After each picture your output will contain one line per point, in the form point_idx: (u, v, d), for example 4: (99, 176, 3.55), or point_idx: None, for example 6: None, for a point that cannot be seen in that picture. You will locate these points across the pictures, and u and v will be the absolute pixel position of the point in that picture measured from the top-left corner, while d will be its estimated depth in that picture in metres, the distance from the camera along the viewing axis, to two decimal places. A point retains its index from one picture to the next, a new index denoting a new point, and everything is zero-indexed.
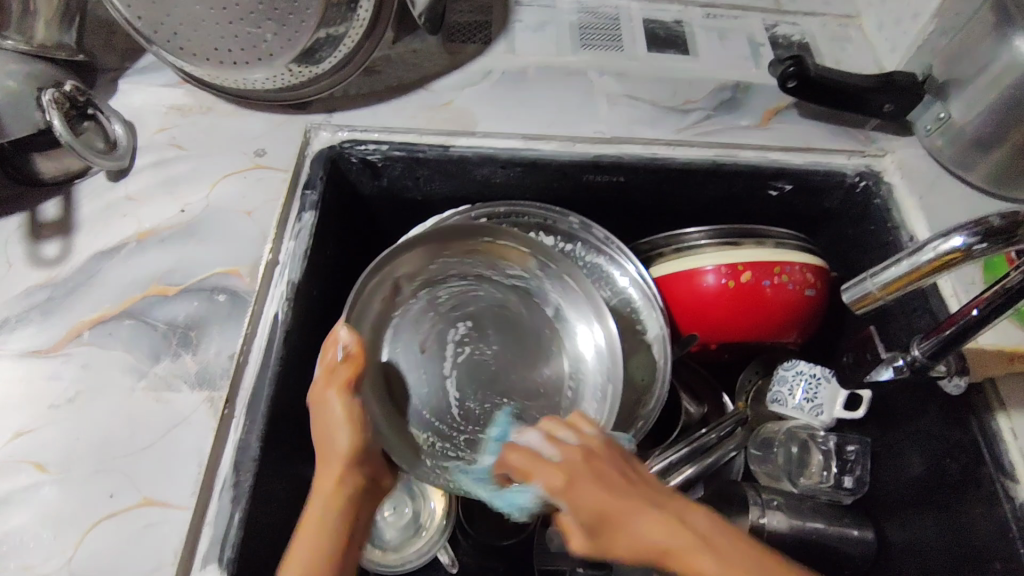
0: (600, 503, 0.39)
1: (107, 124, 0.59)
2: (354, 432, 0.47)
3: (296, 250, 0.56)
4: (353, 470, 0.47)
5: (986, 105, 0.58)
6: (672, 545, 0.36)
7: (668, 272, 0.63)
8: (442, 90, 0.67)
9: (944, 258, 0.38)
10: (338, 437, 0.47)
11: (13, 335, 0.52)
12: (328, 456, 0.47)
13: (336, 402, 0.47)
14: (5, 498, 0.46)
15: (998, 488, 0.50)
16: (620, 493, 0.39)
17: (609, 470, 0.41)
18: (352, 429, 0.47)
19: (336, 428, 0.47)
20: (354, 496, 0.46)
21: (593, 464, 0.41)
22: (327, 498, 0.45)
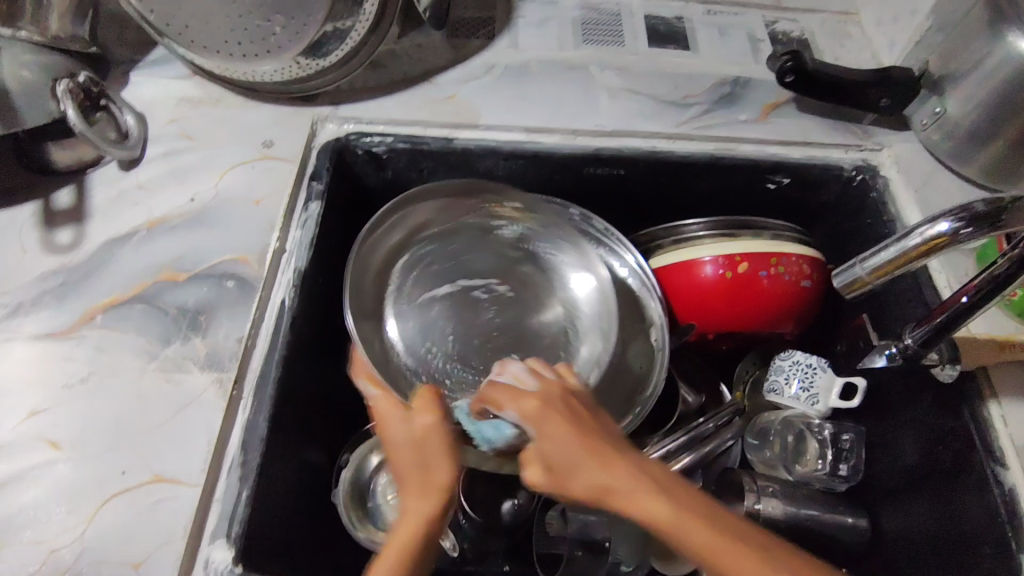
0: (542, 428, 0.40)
1: (119, 115, 0.61)
2: (450, 463, 0.43)
3: (302, 239, 0.57)
4: (449, 508, 0.42)
5: (980, 99, 0.59)
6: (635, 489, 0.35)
7: (667, 263, 0.64)
8: (446, 83, 0.68)
9: (932, 243, 0.39)
10: (444, 469, 0.42)
11: (28, 318, 0.53)
12: (426, 485, 0.42)
13: (434, 433, 0.45)
14: (20, 474, 0.47)
15: (988, 474, 0.51)
16: (565, 416, 0.40)
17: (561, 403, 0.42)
18: (453, 463, 0.43)
19: (444, 461, 0.43)
20: (440, 530, 0.41)
21: (545, 395, 0.42)
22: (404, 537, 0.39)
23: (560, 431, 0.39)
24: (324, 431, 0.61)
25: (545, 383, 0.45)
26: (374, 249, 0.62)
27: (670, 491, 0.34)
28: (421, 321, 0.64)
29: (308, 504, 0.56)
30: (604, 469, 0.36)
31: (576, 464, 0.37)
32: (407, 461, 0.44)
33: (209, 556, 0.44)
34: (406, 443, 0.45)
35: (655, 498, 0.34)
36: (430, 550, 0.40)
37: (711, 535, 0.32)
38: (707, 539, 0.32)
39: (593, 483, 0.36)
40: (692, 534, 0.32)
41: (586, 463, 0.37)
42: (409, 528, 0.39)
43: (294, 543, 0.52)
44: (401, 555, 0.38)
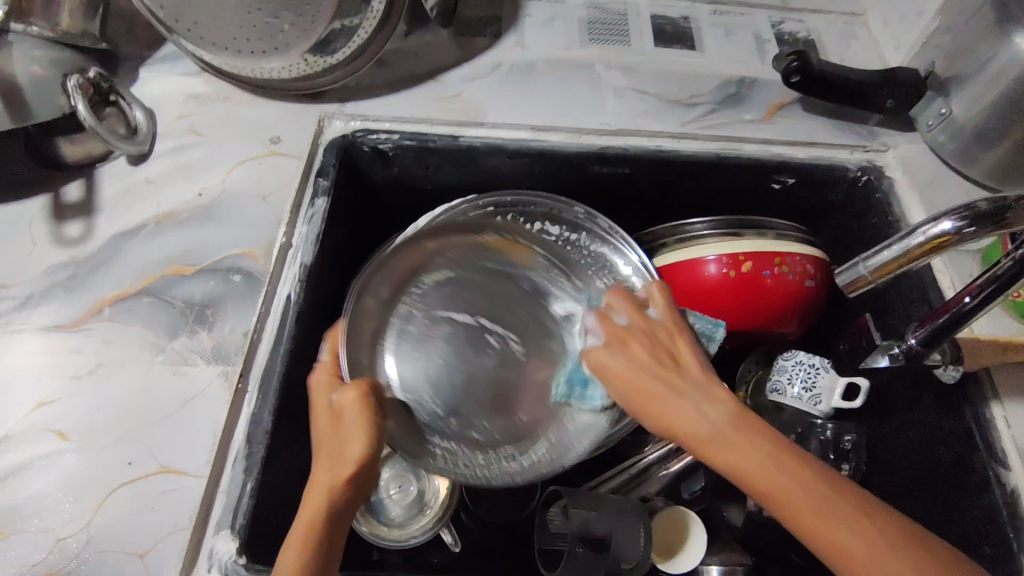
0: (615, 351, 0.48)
1: (129, 110, 0.61)
2: (363, 437, 0.43)
3: (309, 234, 0.57)
4: (356, 481, 0.42)
5: (986, 101, 0.59)
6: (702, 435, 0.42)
7: (672, 262, 0.64)
8: (453, 81, 0.69)
9: (935, 242, 0.39)
10: (351, 445, 0.43)
11: (37, 310, 0.54)
12: (335, 459, 0.43)
13: (351, 410, 0.44)
14: (28, 464, 0.48)
15: (990, 474, 0.51)
16: (661, 379, 0.44)
17: (642, 344, 0.47)
18: (365, 436, 0.43)
19: (351, 433, 0.43)
20: (353, 500, 0.42)
21: (643, 340, 0.47)
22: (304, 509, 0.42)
23: (652, 388, 0.44)
24: None
25: (615, 334, 0.48)
26: (385, 278, 0.60)
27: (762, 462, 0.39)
28: (420, 353, 0.62)
29: None
30: (706, 435, 0.41)
31: (685, 423, 0.42)
32: (324, 431, 0.45)
33: (214, 546, 0.45)
34: (326, 415, 0.45)
35: (752, 461, 0.39)
36: (344, 517, 0.42)
37: (802, 493, 0.37)
38: (773, 485, 0.38)
39: (659, 411, 0.43)
40: (792, 490, 0.38)
41: (672, 412, 0.43)
42: (314, 503, 0.41)
43: None
44: (308, 527, 0.41)
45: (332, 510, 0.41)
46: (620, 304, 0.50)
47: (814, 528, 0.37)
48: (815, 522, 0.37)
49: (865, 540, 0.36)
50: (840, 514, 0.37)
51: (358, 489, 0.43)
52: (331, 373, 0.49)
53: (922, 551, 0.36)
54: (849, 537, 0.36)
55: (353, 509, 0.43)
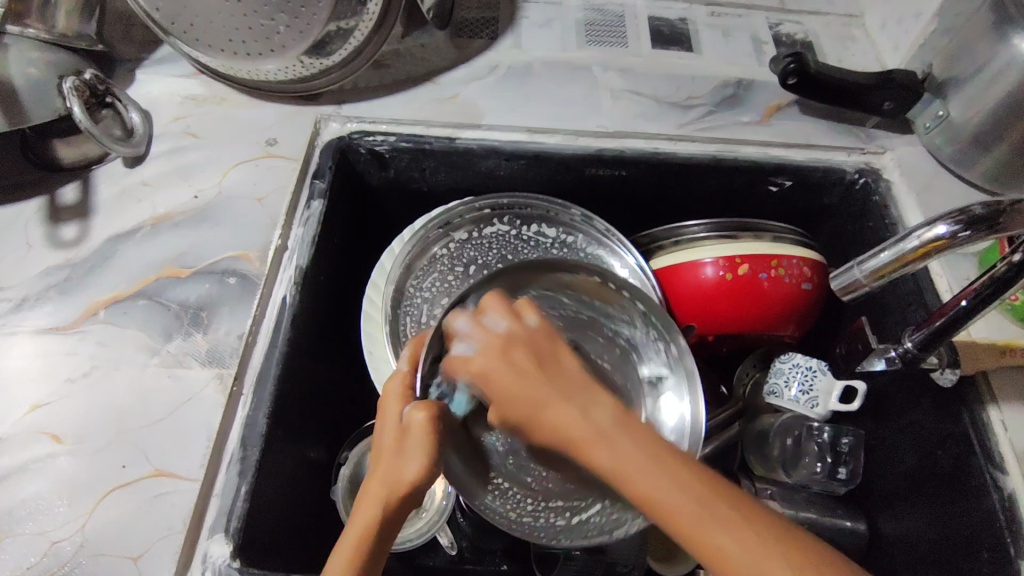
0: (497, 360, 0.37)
1: (125, 112, 0.61)
2: (424, 461, 0.40)
3: (304, 236, 0.57)
4: (406, 502, 0.40)
5: (983, 104, 0.59)
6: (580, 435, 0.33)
7: (668, 264, 0.64)
8: (449, 83, 0.68)
9: (928, 246, 0.39)
10: (406, 467, 0.39)
11: (32, 313, 0.54)
12: (388, 480, 0.39)
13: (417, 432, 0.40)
14: (22, 467, 0.47)
15: (987, 479, 0.51)
16: (532, 376, 0.35)
17: (524, 351, 0.36)
18: (425, 457, 0.39)
19: (410, 457, 0.39)
20: (397, 521, 0.40)
21: (519, 348, 0.37)
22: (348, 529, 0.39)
23: (527, 394, 0.35)
24: (325, 428, 0.62)
25: (493, 339, 0.37)
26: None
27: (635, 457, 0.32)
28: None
29: (308, 502, 0.57)
30: (586, 433, 0.33)
31: (562, 424, 0.34)
32: (389, 450, 0.41)
33: (208, 550, 0.45)
34: (393, 429, 0.41)
35: (628, 460, 0.32)
36: (387, 539, 0.40)
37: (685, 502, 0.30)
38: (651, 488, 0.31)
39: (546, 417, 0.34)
40: (666, 492, 0.31)
41: (549, 420, 0.34)
42: (364, 516, 0.39)
43: (293, 541, 0.53)
44: (351, 548, 0.38)
45: (372, 538, 0.39)
46: (495, 307, 0.39)
47: (690, 530, 0.30)
48: (691, 525, 0.30)
49: (747, 551, 0.29)
50: (720, 515, 0.30)
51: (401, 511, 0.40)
52: (405, 383, 0.44)
53: (806, 560, 0.30)
54: (729, 545, 0.29)
55: (397, 527, 0.40)
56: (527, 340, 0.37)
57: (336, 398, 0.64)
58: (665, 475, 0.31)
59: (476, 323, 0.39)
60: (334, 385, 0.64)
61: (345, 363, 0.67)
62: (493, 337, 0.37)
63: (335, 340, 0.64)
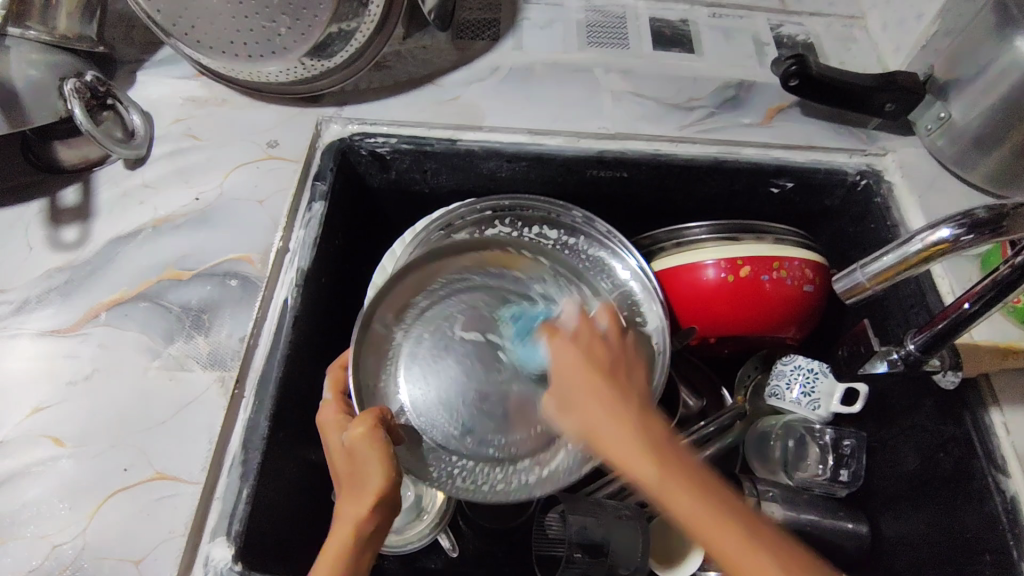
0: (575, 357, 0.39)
1: (126, 114, 0.61)
2: (383, 463, 0.42)
3: (305, 238, 0.57)
4: (383, 506, 0.42)
5: (985, 106, 0.59)
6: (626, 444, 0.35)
7: (670, 266, 0.64)
8: (450, 85, 0.68)
9: (932, 250, 0.39)
10: (369, 471, 0.42)
11: (33, 315, 0.54)
12: (355, 486, 0.42)
13: (357, 443, 0.42)
14: (23, 469, 0.47)
15: (990, 481, 0.51)
16: (589, 369, 0.38)
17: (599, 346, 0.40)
18: (382, 460, 0.42)
19: (370, 462, 0.42)
20: (378, 528, 0.42)
21: (602, 343, 0.41)
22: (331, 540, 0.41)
23: (592, 389, 0.37)
24: None
25: (586, 330, 0.41)
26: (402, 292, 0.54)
27: (658, 464, 0.34)
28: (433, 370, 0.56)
29: (309, 504, 0.56)
30: (624, 444, 0.35)
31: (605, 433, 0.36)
32: (343, 464, 0.44)
33: (210, 553, 0.44)
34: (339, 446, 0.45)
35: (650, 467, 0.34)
36: (370, 545, 0.41)
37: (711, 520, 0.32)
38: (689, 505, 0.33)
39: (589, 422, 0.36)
40: (683, 500, 0.33)
41: (587, 416, 0.36)
42: (342, 530, 0.41)
43: (295, 544, 0.53)
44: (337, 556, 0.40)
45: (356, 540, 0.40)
46: (603, 314, 0.45)
47: (700, 532, 0.33)
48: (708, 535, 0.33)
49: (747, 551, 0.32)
50: (727, 516, 0.33)
51: (385, 514, 0.42)
52: (338, 409, 0.50)
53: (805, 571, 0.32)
54: (727, 544, 0.32)
55: (380, 531, 0.42)
56: (615, 341, 0.42)
57: None
58: (685, 483, 0.33)
59: (582, 317, 0.44)
60: None
61: None
62: (589, 330, 0.41)
63: (336, 343, 0.64)
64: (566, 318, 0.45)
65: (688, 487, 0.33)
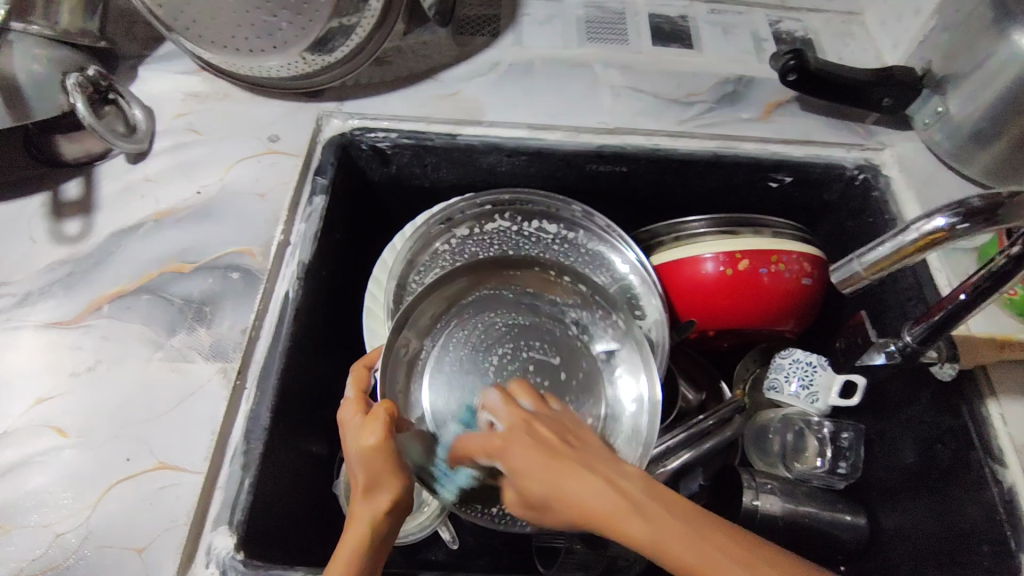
0: (526, 455, 0.35)
1: (128, 108, 0.62)
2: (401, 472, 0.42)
3: (306, 232, 0.58)
4: (394, 509, 0.42)
5: (984, 99, 0.59)
6: (608, 518, 0.31)
7: (668, 260, 0.64)
8: (451, 80, 0.69)
9: (928, 238, 0.39)
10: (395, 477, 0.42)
11: (36, 307, 0.54)
12: (371, 490, 0.41)
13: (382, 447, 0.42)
14: (27, 459, 0.48)
15: (987, 472, 0.51)
16: (507, 433, 0.36)
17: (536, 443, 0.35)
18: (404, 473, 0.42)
19: (389, 469, 0.42)
20: (388, 535, 0.42)
21: (534, 431, 0.36)
22: (343, 547, 0.40)
23: (554, 475, 0.33)
24: (327, 423, 0.62)
25: (517, 415, 0.37)
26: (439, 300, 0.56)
27: (595, 490, 0.32)
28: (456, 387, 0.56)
29: (311, 497, 0.57)
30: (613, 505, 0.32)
31: (588, 506, 0.32)
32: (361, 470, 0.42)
33: (212, 542, 0.45)
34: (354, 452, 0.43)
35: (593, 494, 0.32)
36: (380, 553, 0.41)
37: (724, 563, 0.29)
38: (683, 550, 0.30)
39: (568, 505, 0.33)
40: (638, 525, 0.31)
41: (579, 500, 0.32)
42: (356, 536, 0.40)
43: (296, 535, 0.53)
44: (356, 558, 0.39)
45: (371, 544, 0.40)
46: (522, 394, 0.41)
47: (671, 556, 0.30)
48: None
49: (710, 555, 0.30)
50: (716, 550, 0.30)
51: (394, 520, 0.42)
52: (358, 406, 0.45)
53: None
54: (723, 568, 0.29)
55: (388, 539, 0.42)
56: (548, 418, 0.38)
57: (338, 393, 0.64)
58: (665, 516, 0.31)
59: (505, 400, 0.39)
60: (335, 381, 0.64)
61: (346, 358, 0.67)
62: (520, 419, 0.37)
63: (337, 336, 0.64)
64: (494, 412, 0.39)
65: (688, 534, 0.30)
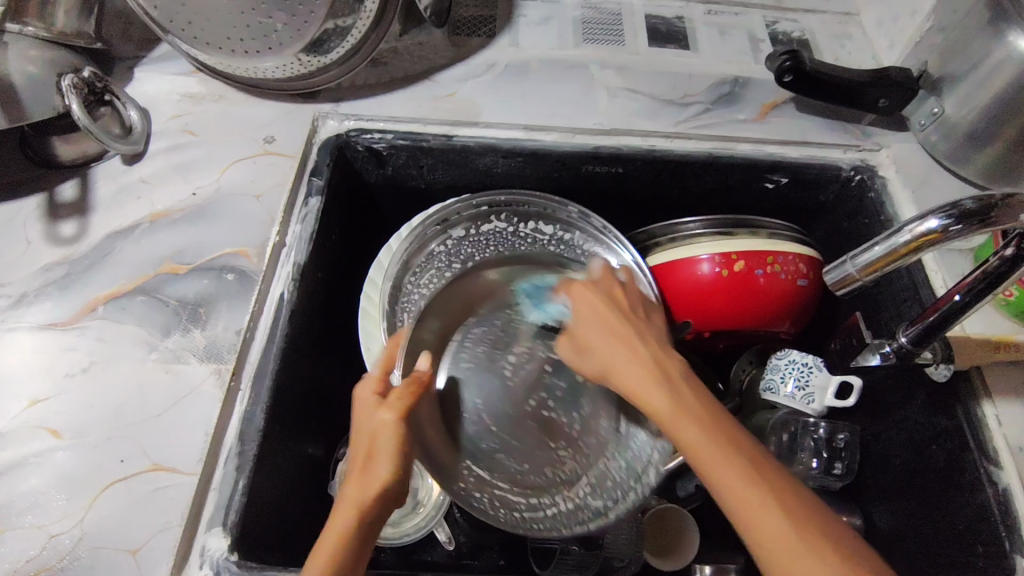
0: (594, 324, 0.48)
1: (124, 110, 0.62)
2: (399, 451, 0.42)
3: (302, 233, 0.58)
4: (383, 499, 0.41)
5: (980, 100, 0.59)
6: (633, 382, 0.43)
7: (664, 261, 0.64)
8: (446, 81, 0.69)
9: (921, 240, 0.39)
10: (383, 459, 0.41)
11: (31, 309, 0.54)
12: (364, 472, 0.42)
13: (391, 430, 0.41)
14: (22, 461, 0.48)
15: (982, 473, 0.51)
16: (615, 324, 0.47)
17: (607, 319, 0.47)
18: (396, 457, 0.42)
19: (383, 452, 0.42)
20: (377, 520, 0.41)
21: (619, 296, 0.49)
22: (331, 531, 0.40)
23: (608, 335, 0.46)
24: (322, 424, 0.62)
25: (609, 287, 0.50)
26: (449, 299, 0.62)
27: (683, 408, 0.40)
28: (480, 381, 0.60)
29: (306, 498, 0.57)
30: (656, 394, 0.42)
31: (619, 367, 0.45)
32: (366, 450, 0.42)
33: (206, 544, 0.45)
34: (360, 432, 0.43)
35: (670, 402, 0.41)
36: (368, 540, 0.41)
37: (711, 447, 0.38)
38: (694, 437, 0.39)
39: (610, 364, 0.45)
40: (723, 469, 0.37)
41: (611, 361, 0.45)
42: (347, 514, 0.40)
43: (291, 536, 0.53)
44: (338, 542, 0.39)
45: (356, 528, 0.40)
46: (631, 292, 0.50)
47: (738, 499, 0.36)
48: (706, 461, 0.38)
49: (766, 500, 0.36)
50: (728, 450, 0.38)
51: (386, 504, 0.42)
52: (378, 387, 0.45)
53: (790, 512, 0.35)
54: (718, 465, 0.37)
55: (378, 523, 0.42)
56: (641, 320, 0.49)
57: (334, 394, 0.64)
58: (694, 412, 0.40)
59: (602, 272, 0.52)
60: (330, 382, 0.64)
61: (342, 359, 0.67)
62: (612, 285, 0.50)
63: (332, 338, 0.64)
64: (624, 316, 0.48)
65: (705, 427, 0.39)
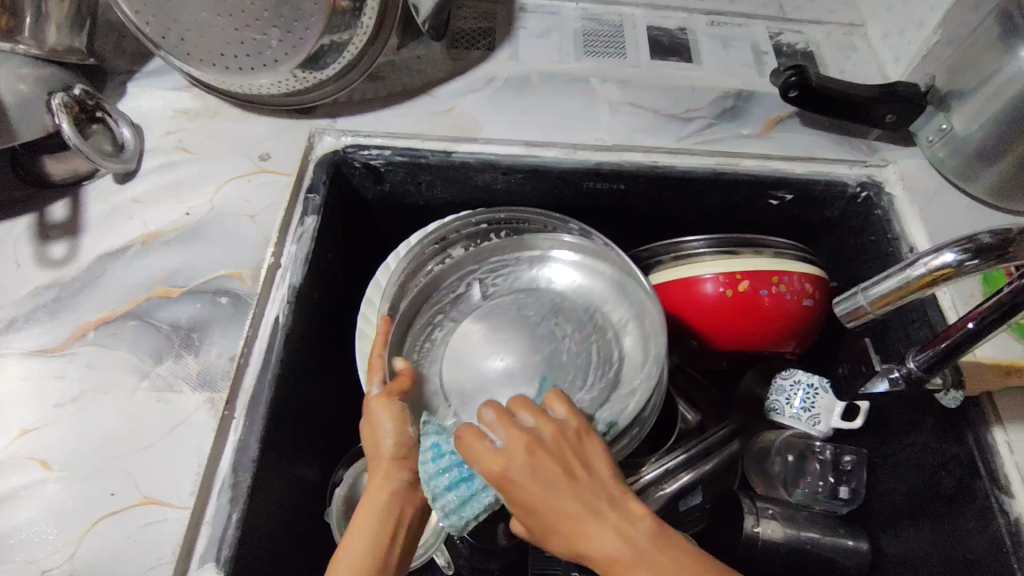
0: (543, 474, 0.38)
1: (115, 127, 0.60)
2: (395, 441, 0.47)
3: (297, 254, 0.57)
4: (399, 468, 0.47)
5: (989, 117, 0.58)
6: (616, 557, 0.36)
7: (667, 280, 0.63)
8: (445, 96, 0.67)
9: (936, 274, 0.38)
10: (384, 438, 0.47)
11: (21, 334, 0.53)
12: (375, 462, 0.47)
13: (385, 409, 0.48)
14: (10, 494, 0.47)
15: (993, 502, 0.50)
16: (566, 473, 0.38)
17: (550, 457, 0.39)
18: (398, 429, 0.47)
19: (385, 429, 0.47)
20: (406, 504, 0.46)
21: (542, 453, 0.39)
22: (377, 504, 0.45)
23: (576, 515, 0.37)
24: (319, 446, 0.61)
25: (519, 440, 0.39)
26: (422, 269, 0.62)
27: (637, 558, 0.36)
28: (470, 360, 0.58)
29: (301, 524, 0.56)
30: (612, 555, 0.36)
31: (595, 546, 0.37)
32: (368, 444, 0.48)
33: None
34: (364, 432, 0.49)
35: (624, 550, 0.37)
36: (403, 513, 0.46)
37: None
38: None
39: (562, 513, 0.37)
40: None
41: (590, 539, 0.37)
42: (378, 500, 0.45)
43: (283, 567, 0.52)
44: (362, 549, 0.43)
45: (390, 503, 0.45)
46: (523, 407, 0.41)
47: None
48: None
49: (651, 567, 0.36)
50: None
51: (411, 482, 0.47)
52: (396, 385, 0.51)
53: None
54: None
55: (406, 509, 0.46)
56: (551, 438, 0.39)
57: (331, 415, 0.64)
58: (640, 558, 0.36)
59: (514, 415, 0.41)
60: (327, 402, 0.62)
61: (339, 379, 0.65)
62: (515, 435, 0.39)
63: (331, 358, 0.63)
64: (486, 430, 0.40)
65: (667, 554, 0.37)
